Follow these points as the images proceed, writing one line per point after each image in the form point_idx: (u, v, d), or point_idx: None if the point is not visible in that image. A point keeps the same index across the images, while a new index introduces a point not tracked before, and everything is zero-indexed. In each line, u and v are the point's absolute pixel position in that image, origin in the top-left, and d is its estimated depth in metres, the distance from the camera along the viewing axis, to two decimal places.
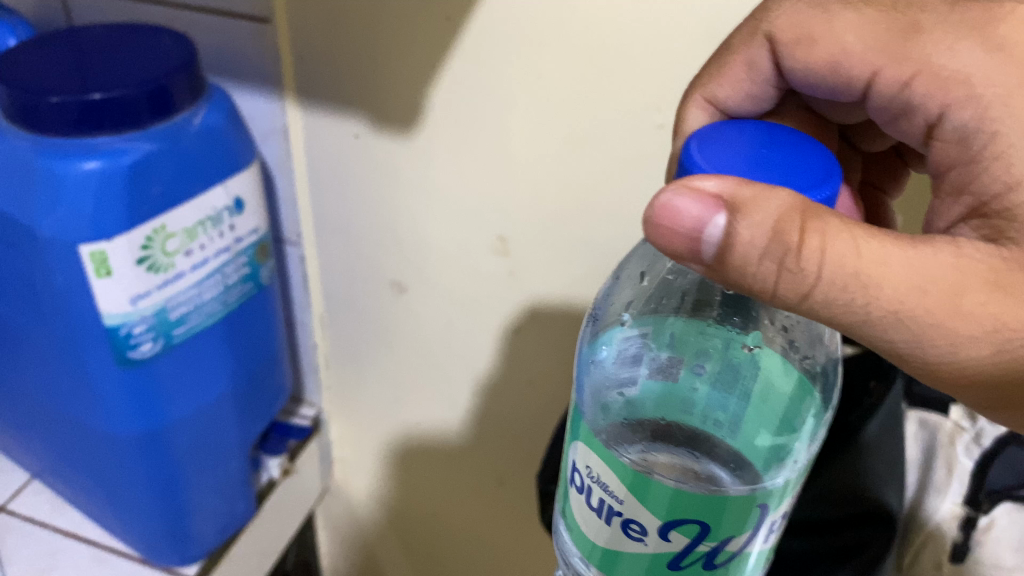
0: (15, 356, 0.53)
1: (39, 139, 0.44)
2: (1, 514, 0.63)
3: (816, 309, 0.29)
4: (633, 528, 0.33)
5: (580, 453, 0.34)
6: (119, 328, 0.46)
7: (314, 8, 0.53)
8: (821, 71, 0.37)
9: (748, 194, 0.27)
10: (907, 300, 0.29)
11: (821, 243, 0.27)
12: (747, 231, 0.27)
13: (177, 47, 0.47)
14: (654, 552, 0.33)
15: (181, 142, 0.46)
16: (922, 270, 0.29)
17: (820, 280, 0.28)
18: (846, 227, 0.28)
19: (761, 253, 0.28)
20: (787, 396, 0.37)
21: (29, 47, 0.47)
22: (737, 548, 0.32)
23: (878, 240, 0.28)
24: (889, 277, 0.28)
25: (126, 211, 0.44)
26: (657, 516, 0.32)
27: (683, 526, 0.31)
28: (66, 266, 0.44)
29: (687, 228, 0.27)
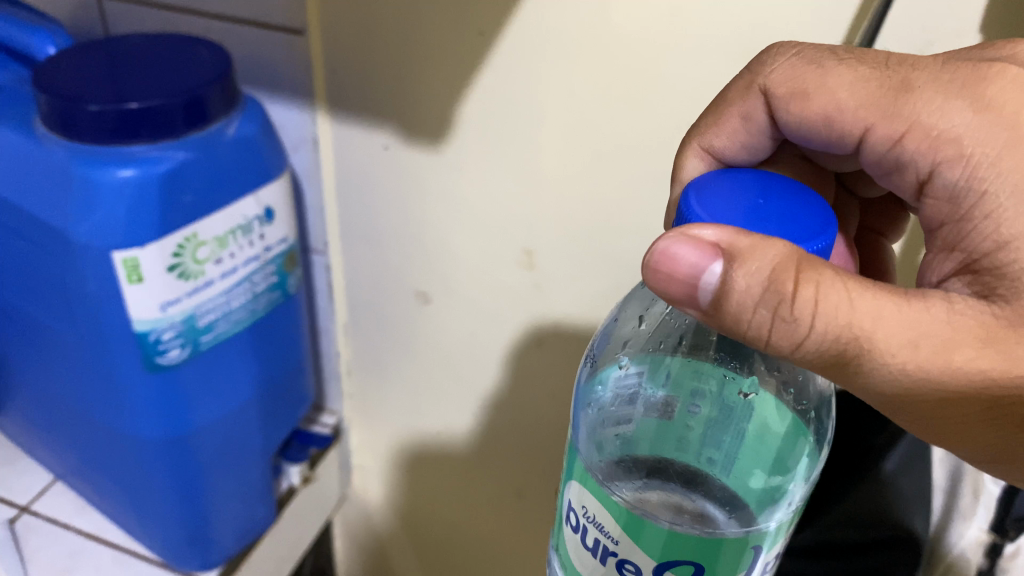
0: (45, 359, 0.54)
1: (76, 146, 0.44)
2: (25, 514, 0.64)
3: (808, 357, 0.30)
4: (628, 569, 0.32)
5: (575, 492, 0.34)
6: (148, 333, 0.47)
7: (348, 21, 0.53)
8: (814, 124, 0.37)
9: (746, 243, 0.28)
10: (898, 352, 0.30)
11: (813, 292, 0.28)
12: (743, 279, 0.28)
13: (213, 57, 0.48)
14: None
15: (215, 152, 0.47)
16: (918, 327, 0.30)
17: (812, 331, 0.29)
18: (840, 278, 0.29)
19: (756, 301, 0.28)
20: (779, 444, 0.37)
21: (68, 55, 0.47)
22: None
23: (862, 295, 0.29)
24: (882, 328, 0.29)
25: (159, 220, 0.45)
26: (650, 558, 0.31)
27: (677, 568, 0.31)
28: (99, 273, 0.45)
29: (685, 273, 0.28)
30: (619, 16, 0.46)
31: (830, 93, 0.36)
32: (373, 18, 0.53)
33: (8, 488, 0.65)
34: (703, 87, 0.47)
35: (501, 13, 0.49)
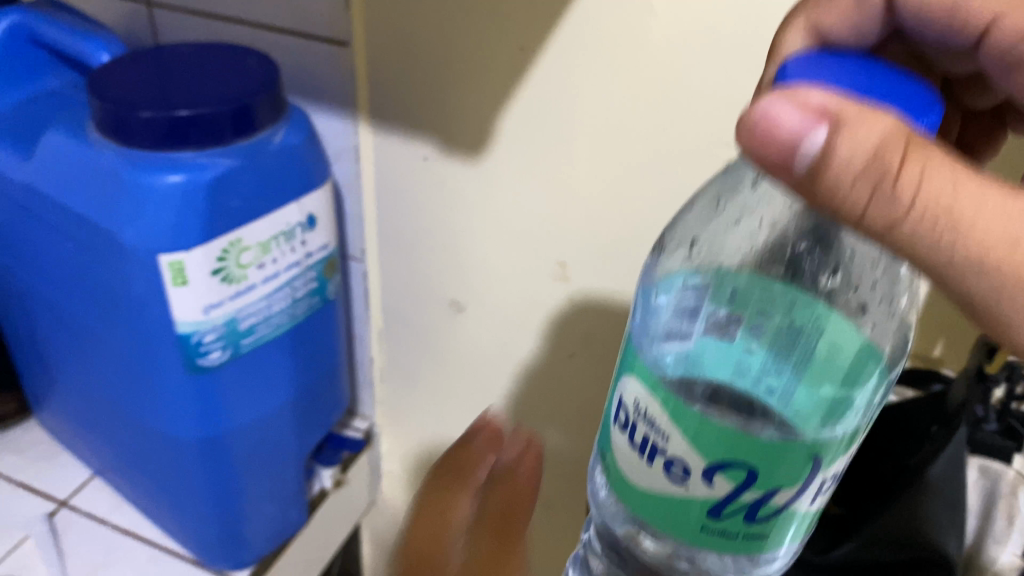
0: (89, 358, 0.55)
1: (127, 151, 0.46)
2: (64, 508, 0.65)
3: (899, 243, 0.26)
4: (676, 470, 0.31)
5: (630, 387, 0.32)
6: (190, 335, 0.48)
7: (391, 34, 0.55)
8: (939, 12, 0.37)
9: (853, 110, 0.24)
10: (993, 250, 0.26)
11: (919, 172, 0.25)
12: (847, 149, 0.24)
13: (261, 67, 0.49)
14: (696, 498, 0.31)
15: (260, 159, 0.48)
16: (1019, 220, 0.26)
17: (912, 211, 0.25)
18: (948, 162, 0.25)
19: (856, 175, 0.25)
20: (849, 361, 0.33)
21: (122, 61, 0.49)
22: (782, 504, 0.30)
23: (959, 175, 0.26)
24: (983, 219, 0.25)
25: (204, 224, 0.46)
26: (701, 459, 0.30)
27: (728, 471, 0.30)
28: (146, 275, 0.46)
29: (784, 141, 0.24)
30: (660, 34, 0.47)
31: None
32: (416, 31, 0.54)
33: (48, 483, 0.67)
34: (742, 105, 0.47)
35: (542, 28, 0.50)
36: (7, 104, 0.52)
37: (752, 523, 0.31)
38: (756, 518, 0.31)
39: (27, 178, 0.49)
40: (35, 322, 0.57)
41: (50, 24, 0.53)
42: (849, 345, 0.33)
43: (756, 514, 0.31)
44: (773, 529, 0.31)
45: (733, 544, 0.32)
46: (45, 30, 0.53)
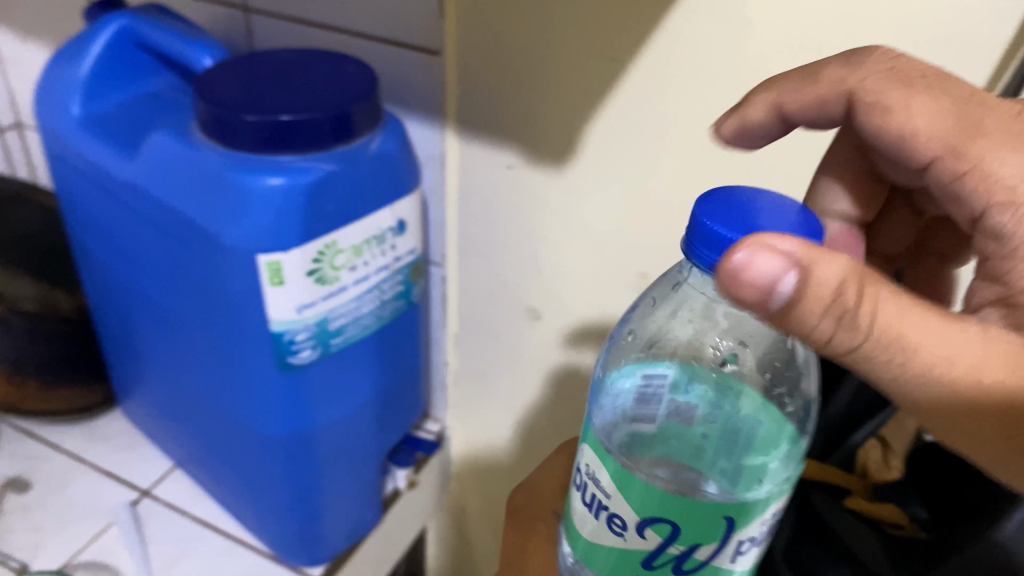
0: (180, 353, 0.56)
1: (231, 153, 0.46)
2: (146, 497, 0.67)
3: (858, 362, 0.29)
4: (615, 522, 0.34)
5: (585, 454, 0.36)
6: (283, 333, 0.49)
7: (483, 44, 0.55)
8: (889, 135, 0.36)
9: (814, 254, 0.27)
10: (936, 368, 0.28)
11: (876, 306, 0.27)
12: (817, 288, 0.27)
13: (361, 75, 0.50)
14: (629, 547, 0.34)
15: (357, 165, 0.48)
16: (958, 343, 0.28)
17: (870, 339, 0.28)
18: (896, 295, 0.28)
19: (823, 309, 0.27)
20: (771, 439, 0.37)
21: (227, 66, 0.50)
22: (705, 558, 0.33)
23: (916, 308, 0.28)
24: (926, 339, 0.28)
25: (302, 227, 0.46)
26: (634, 513, 0.33)
27: (655, 525, 0.32)
28: (244, 273, 0.47)
29: (762, 287, 0.26)
30: (758, 47, 0.47)
31: (909, 116, 0.34)
32: (507, 41, 0.54)
33: (132, 471, 0.69)
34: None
35: (636, 40, 0.50)
36: (114, 105, 0.56)
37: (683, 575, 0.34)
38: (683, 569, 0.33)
39: (129, 177, 0.50)
40: (130, 316, 0.59)
41: (155, 27, 0.54)
42: (772, 424, 0.37)
43: (683, 566, 0.33)
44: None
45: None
46: (150, 33, 0.54)
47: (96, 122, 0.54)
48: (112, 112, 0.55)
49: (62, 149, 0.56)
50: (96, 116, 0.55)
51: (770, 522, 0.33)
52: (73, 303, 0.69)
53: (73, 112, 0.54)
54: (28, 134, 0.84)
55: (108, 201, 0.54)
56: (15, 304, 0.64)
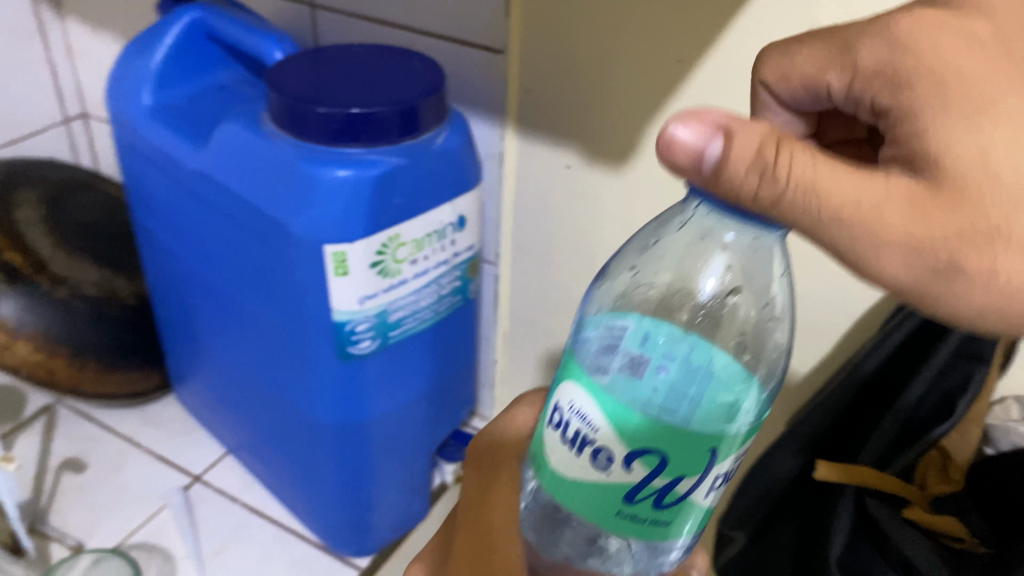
0: (240, 340, 0.57)
1: (302, 144, 0.47)
2: (198, 483, 0.68)
3: (784, 217, 0.24)
4: (601, 457, 0.28)
5: (567, 390, 0.29)
6: (345, 323, 0.50)
7: (546, 44, 0.56)
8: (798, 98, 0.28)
9: (732, 122, 0.24)
10: (847, 220, 0.24)
11: (795, 163, 0.24)
12: (739, 150, 0.24)
13: (429, 72, 0.50)
14: (611, 483, 0.28)
15: (423, 160, 0.49)
16: (868, 190, 0.23)
17: (790, 195, 0.24)
18: (812, 153, 0.24)
19: (748, 164, 0.24)
20: (734, 377, 0.30)
21: (299, 59, 0.51)
22: (685, 493, 0.28)
23: (830, 159, 0.24)
24: (835, 188, 0.24)
25: (368, 219, 0.47)
26: (617, 440, 0.27)
27: (642, 457, 0.27)
28: (310, 264, 0.48)
29: (686, 154, 0.24)
30: None
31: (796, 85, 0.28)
32: (571, 43, 0.55)
33: (184, 458, 0.71)
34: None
35: (702, 44, 0.50)
36: (184, 97, 0.57)
37: (661, 513, 0.29)
38: (665, 505, 0.28)
39: (199, 166, 0.52)
40: (191, 303, 0.60)
41: (227, 20, 0.55)
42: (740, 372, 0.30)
43: (664, 503, 0.28)
44: (680, 523, 0.30)
45: (645, 531, 0.29)
46: (220, 25, 0.55)
47: (167, 112, 0.56)
48: (182, 103, 0.56)
49: (131, 136, 0.57)
50: (167, 106, 0.56)
51: (744, 448, 0.30)
52: (133, 291, 0.72)
53: (143, 101, 0.55)
54: (92, 123, 0.87)
55: (176, 190, 0.55)
56: (77, 288, 0.68)
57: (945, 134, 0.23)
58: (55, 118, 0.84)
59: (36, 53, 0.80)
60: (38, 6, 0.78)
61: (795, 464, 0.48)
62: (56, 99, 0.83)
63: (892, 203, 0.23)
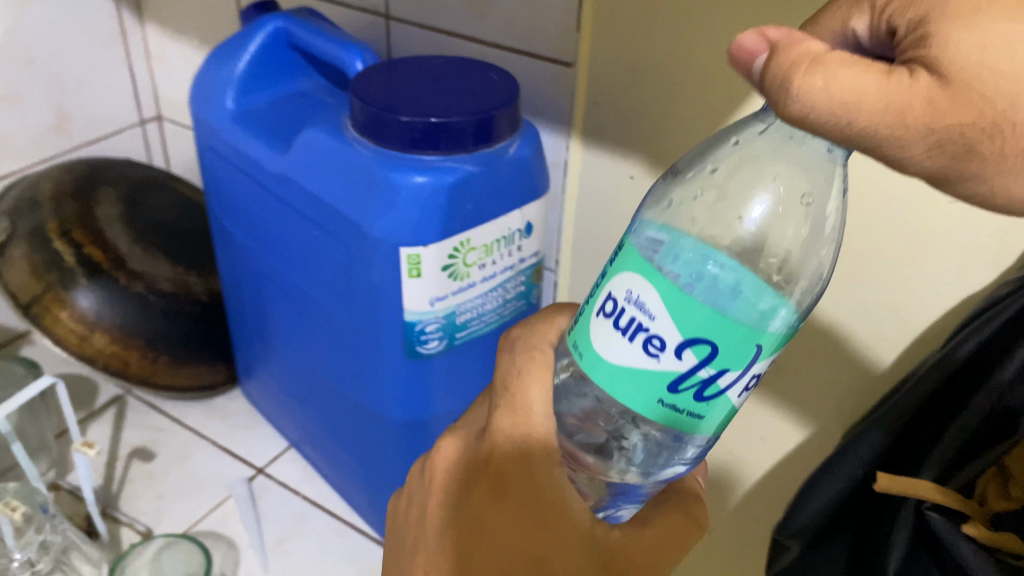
0: (311, 336, 0.60)
1: (382, 151, 0.50)
2: (261, 475, 0.71)
3: (815, 126, 0.23)
4: (653, 344, 0.28)
5: (622, 280, 0.29)
6: (415, 323, 0.52)
7: (616, 57, 0.57)
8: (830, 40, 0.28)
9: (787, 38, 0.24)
10: (866, 123, 0.23)
11: (827, 79, 0.22)
12: (782, 63, 0.23)
13: (506, 84, 0.52)
14: (656, 372, 0.28)
15: (497, 168, 0.50)
16: (889, 94, 0.22)
17: (816, 107, 0.23)
18: (846, 62, 0.23)
19: (784, 73, 0.23)
20: (763, 286, 0.29)
21: (382, 70, 0.53)
22: (727, 387, 0.29)
23: (854, 60, 0.23)
24: (861, 96, 0.22)
25: (442, 224, 0.49)
26: (673, 329, 0.28)
27: (693, 347, 0.28)
28: (387, 264, 0.50)
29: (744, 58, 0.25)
30: None
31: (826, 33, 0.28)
32: (641, 55, 0.56)
33: (249, 450, 0.73)
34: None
35: None
36: (267, 102, 0.60)
37: (701, 404, 0.29)
38: (704, 398, 0.29)
39: (282, 169, 0.54)
40: (264, 300, 0.63)
41: (308, 30, 0.58)
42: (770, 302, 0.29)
43: (705, 393, 0.29)
44: (718, 417, 0.30)
45: (681, 421, 0.30)
46: (301, 35, 0.58)
47: (249, 116, 0.58)
48: (264, 108, 0.59)
49: (214, 139, 0.60)
50: (249, 111, 0.59)
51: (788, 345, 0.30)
52: (204, 287, 0.75)
53: (227, 106, 0.58)
54: (166, 125, 0.90)
55: (257, 190, 0.57)
56: (152, 284, 0.70)
57: (944, 37, 0.22)
58: (132, 119, 0.88)
59: (117, 57, 0.83)
60: (123, 13, 0.82)
61: (856, 472, 0.49)
62: (134, 101, 0.87)
63: (910, 105, 0.22)
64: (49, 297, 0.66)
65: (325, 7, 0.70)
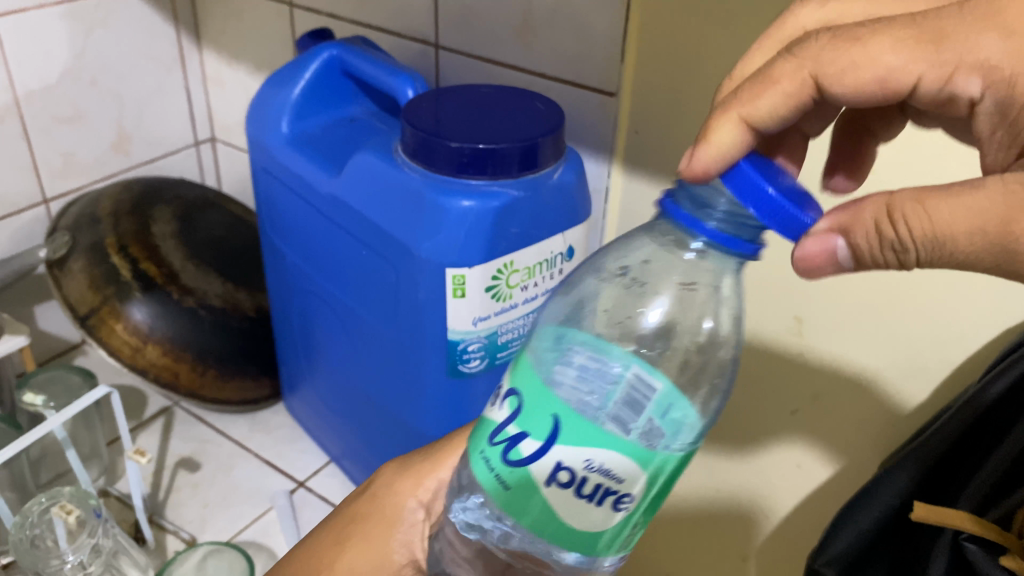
0: (355, 352, 0.62)
1: (431, 176, 0.51)
2: (302, 488, 0.72)
3: (936, 264, 0.30)
4: (497, 395, 0.35)
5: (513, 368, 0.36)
6: (458, 342, 0.53)
7: (659, 87, 0.59)
8: (868, 90, 0.32)
9: (847, 215, 0.31)
10: (980, 245, 0.29)
11: (908, 221, 0.29)
12: (861, 239, 0.30)
13: (551, 112, 0.53)
14: (491, 420, 0.35)
15: (541, 193, 0.52)
16: (975, 213, 0.28)
17: (920, 246, 0.29)
18: (926, 199, 0.29)
19: (871, 248, 0.30)
20: (673, 403, 0.34)
21: (432, 97, 0.55)
22: (527, 456, 0.32)
23: (938, 193, 0.29)
24: (951, 224, 0.29)
25: (487, 246, 0.50)
26: (510, 383, 0.34)
27: (511, 398, 0.34)
28: (433, 284, 0.51)
29: (824, 262, 0.31)
30: None
31: (878, 60, 0.31)
32: (685, 85, 0.57)
33: (291, 464, 0.75)
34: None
35: None
36: (320, 126, 0.62)
37: (510, 469, 0.33)
38: (509, 461, 0.33)
39: (334, 191, 0.56)
40: (311, 316, 0.65)
41: (362, 58, 0.60)
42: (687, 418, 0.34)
43: (512, 458, 0.33)
44: (532, 506, 0.33)
45: (494, 485, 0.34)
46: (355, 61, 0.60)
47: (303, 140, 0.61)
48: (317, 132, 0.61)
49: (268, 161, 0.62)
50: (303, 135, 0.61)
51: (606, 456, 0.31)
52: (253, 303, 0.77)
53: (282, 130, 0.61)
54: (220, 146, 0.93)
55: (308, 211, 0.60)
56: (203, 299, 0.73)
57: None
58: (188, 140, 0.91)
59: (176, 80, 0.87)
60: (183, 38, 0.86)
61: (894, 498, 0.49)
62: (190, 123, 0.90)
63: (1003, 214, 0.28)
64: (106, 309, 0.69)
65: (376, 36, 0.73)
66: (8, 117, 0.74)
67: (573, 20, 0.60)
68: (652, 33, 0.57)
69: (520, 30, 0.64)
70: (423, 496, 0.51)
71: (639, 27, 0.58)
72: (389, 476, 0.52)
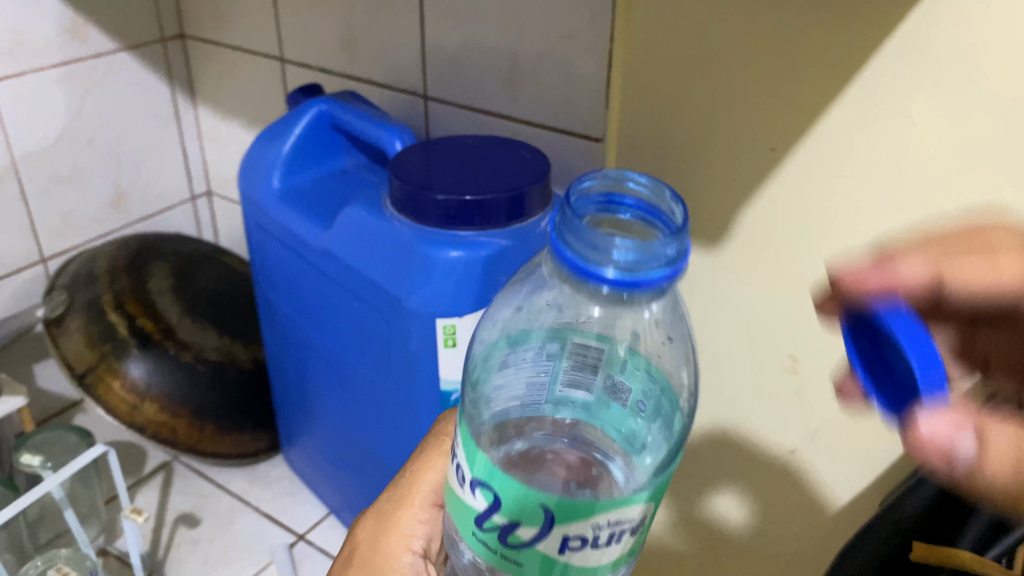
0: (350, 403, 0.62)
1: (419, 228, 0.52)
2: (302, 541, 0.72)
3: None
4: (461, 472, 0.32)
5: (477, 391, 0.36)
6: (451, 392, 0.53)
7: (646, 130, 0.59)
8: None
9: (987, 424, 0.28)
10: None
11: None
12: (993, 448, 0.28)
13: (538, 162, 0.53)
14: (467, 506, 0.31)
15: (530, 242, 0.51)
16: None
17: None
18: None
19: (999, 465, 0.28)
20: (642, 383, 0.34)
21: (420, 151, 0.55)
22: (527, 540, 0.30)
23: None
24: None
25: (477, 296, 0.50)
26: (469, 469, 0.31)
27: (479, 489, 0.30)
28: (424, 335, 0.52)
29: (946, 455, 0.27)
30: (922, 137, 0.49)
31: None
32: (672, 127, 0.58)
33: (291, 517, 0.74)
34: (1002, 192, 0.49)
35: (801, 132, 0.53)
36: (311, 181, 0.63)
37: (509, 550, 0.30)
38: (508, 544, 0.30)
39: (325, 245, 0.57)
40: (307, 368, 0.65)
41: (350, 112, 0.61)
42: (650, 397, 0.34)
43: (508, 541, 0.30)
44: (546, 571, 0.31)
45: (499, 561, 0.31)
46: (344, 116, 0.61)
47: (295, 194, 0.61)
48: (308, 186, 0.62)
49: (261, 217, 0.63)
50: (295, 189, 0.62)
51: (606, 514, 0.29)
52: (249, 356, 0.77)
53: (274, 185, 0.61)
54: (216, 200, 0.94)
55: (300, 265, 0.60)
56: (200, 353, 0.73)
57: None
58: (184, 195, 0.92)
59: (172, 137, 0.88)
60: (177, 95, 0.87)
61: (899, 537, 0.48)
62: (186, 178, 0.91)
63: None
64: (103, 367, 0.69)
65: (365, 89, 0.74)
66: (6, 179, 0.75)
67: (558, 67, 0.61)
68: (637, 78, 0.58)
69: (508, 78, 0.64)
70: (418, 545, 0.44)
71: (623, 70, 0.59)
72: (372, 533, 0.46)
